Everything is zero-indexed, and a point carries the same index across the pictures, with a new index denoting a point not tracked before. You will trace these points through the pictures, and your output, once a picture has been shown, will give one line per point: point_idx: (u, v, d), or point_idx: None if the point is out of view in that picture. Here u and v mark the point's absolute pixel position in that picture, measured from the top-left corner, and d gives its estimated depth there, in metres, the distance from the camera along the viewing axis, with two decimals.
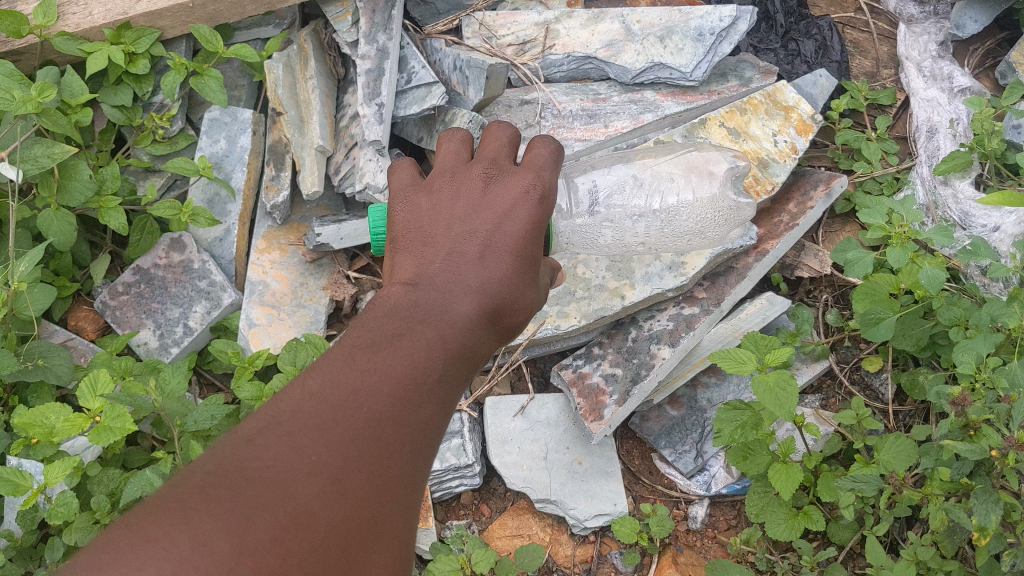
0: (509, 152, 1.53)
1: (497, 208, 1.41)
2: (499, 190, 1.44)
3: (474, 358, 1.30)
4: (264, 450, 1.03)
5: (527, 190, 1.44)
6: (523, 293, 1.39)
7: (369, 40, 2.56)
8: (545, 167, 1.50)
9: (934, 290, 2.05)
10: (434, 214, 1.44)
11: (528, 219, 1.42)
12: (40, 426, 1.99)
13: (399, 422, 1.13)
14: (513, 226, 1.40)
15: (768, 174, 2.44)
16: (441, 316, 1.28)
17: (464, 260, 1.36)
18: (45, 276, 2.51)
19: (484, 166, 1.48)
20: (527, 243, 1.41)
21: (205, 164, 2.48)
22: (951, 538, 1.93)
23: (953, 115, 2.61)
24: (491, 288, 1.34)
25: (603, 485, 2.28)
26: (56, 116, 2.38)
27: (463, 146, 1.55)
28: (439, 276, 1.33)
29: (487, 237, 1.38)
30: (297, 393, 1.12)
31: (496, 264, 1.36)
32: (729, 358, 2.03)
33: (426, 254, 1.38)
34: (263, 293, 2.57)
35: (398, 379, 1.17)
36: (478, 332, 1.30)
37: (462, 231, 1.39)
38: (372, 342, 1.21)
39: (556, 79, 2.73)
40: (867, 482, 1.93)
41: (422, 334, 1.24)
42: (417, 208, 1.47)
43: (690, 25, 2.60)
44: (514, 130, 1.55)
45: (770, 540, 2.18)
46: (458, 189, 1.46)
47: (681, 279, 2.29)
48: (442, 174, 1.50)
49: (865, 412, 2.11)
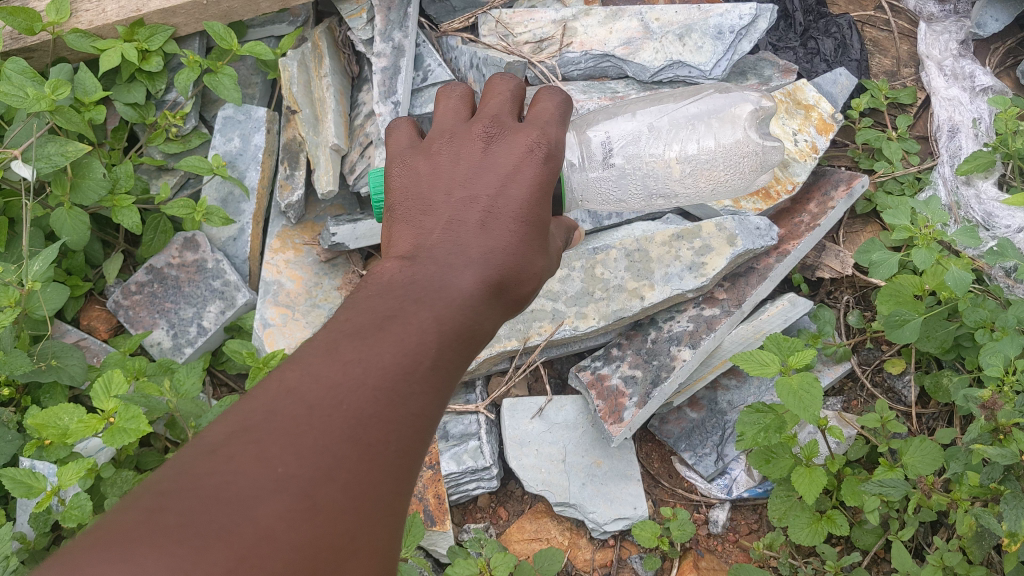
0: (512, 108, 1.45)
1: (500, 171, 1.35)
2: (502, 150, 1.38)
3: (476, 337, 1.20)
4: (226, 464, 0.92)
5: (531, 148, 1.38)
6: (532, 260, 1.33)
7: (385, 38, 2.53)
8: (551, 122, 1.42)
9: (960, 292, 2.01)
10: (434, 181, 1.36)
11: (532, 186, 1.35)
12: (54, 427, 1.95)
13: (386, 418, 1.03)
14: (515, 197, 1.33)
15: (788, 173, 2.43)
16: (440, 291, 1.19)
17: (465, 230, 1.29)
18: (57, 276, 2.49)
19: (484, 125, 1.41)
20: (533, 212, 1.34)
21: (219, 163, 2.44)
22: (980, 544, 1.89)
23: (975, 114, 2.58)
24: (494, 259, 1.27)
25: (623, 489, 2.25)
26: (69, 113, 2.35)
27: (462, 103, 1.48)
28: (438, 250, 1.25)
29: (489, 208, 1.31)
30: (274, 390, 1.01)
31: (501, 232, 1.30)
32: (752, 359, 1.99)
33: (425, 224, 1.31)
34: (277, 293, 2.54)
35: (386, 368, 1.06)
36: (480, 307, 1.22)
37: (463, 201, 1.32)
38: (361, 328, 1.10)
39: (573, 77, 2.70)
40: (895, 487, 1.90)
41: (416, 315, 1.14)
42: (416, 174, 1.39)
43: (709, 23, 2.57)
44: (517, 84, 1.48)
45: (793, 545, 2.15)
46: (460, 153, 1.38)
47: (702, 280, 2.25)
48: (442, 134, 1.43)
49: (889, 416, 2.08)
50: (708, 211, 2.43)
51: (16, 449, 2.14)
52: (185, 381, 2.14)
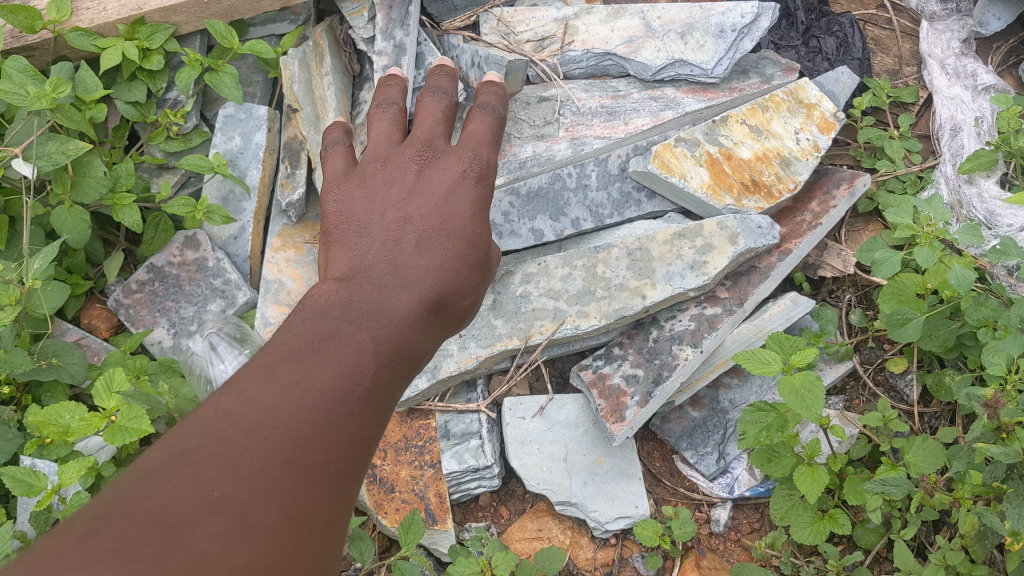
0: (442, 133, 1.66)
1: (435, 190, 1.53)
2: (435, 171, 1.56)
3: (414, 357, 1.31)
4: (163, 487, 0.96)
5: (465, 170, 1.57)
6: (463, 279, 1.47)
7: (386, 36, 2.52)
8: (481, 146, 1.64)
9: (964, 291, 2.00)
10: (369, 204, 1.53)
11: (468, 207, 1.53)
12: (54, 426, 1.96)
13: (323, 441, 1.09)
14: (451, 218, 1.50)
15: (790, 172, 2.41)
16: (379, 312, 1.30)
17: (402, 252, 1.42)
18: (58, 274, 2.48)
19: (417, 150, 1.60)
20: (468, 229, 1.51)
21: (220, 161, 2.44)
22: (981, 542, 1.87)
23: (977, 113, 2.58)
24: (430, 277, 1.41)
25: (624, 487, 2.25)
26: (71, 112, 2.35)
27: (395, 130, 1.69)
28: (374, 273, 1.37)
29: (426, 231, 1.46)
30: (212, 413, 1.07)
31: (438, 252, 1.45)
32: (754, 358, 1.98)
33: (361, 245, 1.46)
34: (278, 292, 2.51)
35: (325, 390, 1.13)
36: (420, 325, 1.34)
37: (398, 222, 1.48)
38: (299, 350, 1.18)
39: (575, 75, 2.71)
40: (897, 485, 1.90)
41: (353, 336, 1.23)
42: (352, 198, 1.57)
43: (711, 21, 2.55)
44: (446, 109, 1.71)
45: (795, 544, 2.15)
46: (396, 175, 1.56)
47: (704, 279, 2.23)
48: (376, 159, 1.61)
49: (891, 415, 2.08)
50: (710, 210, 2.38)
51: (17, 448, 2.13)
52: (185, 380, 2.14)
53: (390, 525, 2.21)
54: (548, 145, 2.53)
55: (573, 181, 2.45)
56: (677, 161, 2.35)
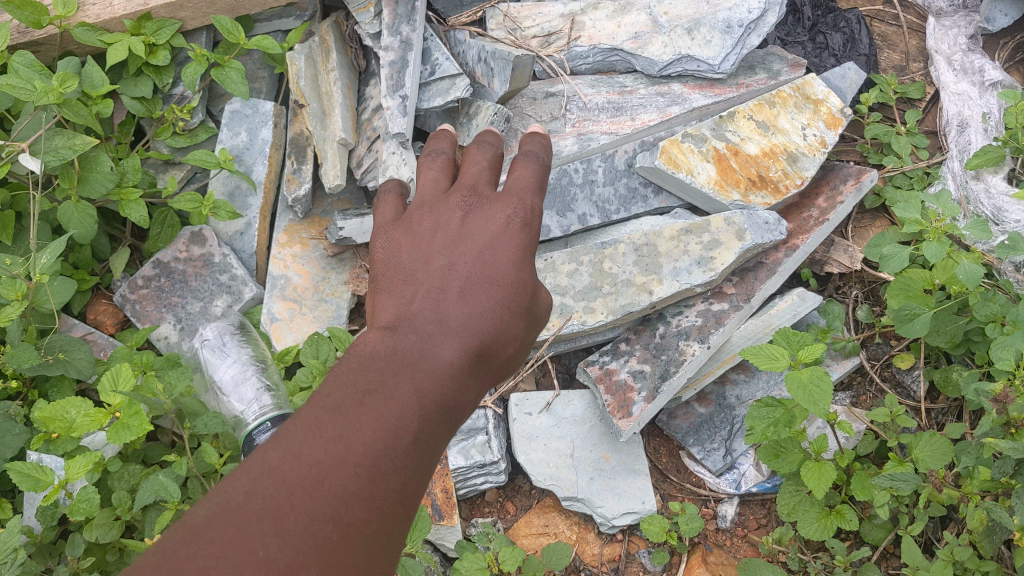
0: (490, 176, 1.31)
1: (480, 238, 1.16)
2: (479, 219, 1.19)
3: (459, 415, 1.02)
4: (205, 547, 0.85)
5: (509, 219, 1.18)
6: (511, 326, 1.10)
7: (392, 32, 2.51)
8: (529, 191, 1.26)
9: (972, 286, 1.99)
10: (413, 252, 1.18)
11: (516, 253, 1.14)
12: (61, 421, 1.95)
13: (373, 497, 0.92)
14: (499, 264, 1.12)
15: (797, 168, 2.41)
16: (419, 363, 1.00)
17: (446, 296, 1.08)
18: (64, 269, 2.48)
19: (463, 195, 1.24)
20: (518, 271, 1.14)
21: (226, 157, 2.43)
22: (990, 537, 1.88)
23: (984, 108, 2.57)
24: (477, 327, 1.05)
25: (631, 483, 2.25)
26: (77, 107, 2.34)
27: (442, 173, 1.33)
28: (419, 316, 1.05)
29: (469, 278, 1.10)
30: (255, 469, 0.91)
31: (483, 298, 1.08)
32: (761, 354, 1.97)
33: (404, 294, 1.11)
34: (285, 287, 2.54)
35: (368, 446, 0.93)
36: (466, 381, 1.03)
37: (439, 280, 1.10)
38: (336, 404, 0.96)
39: (582, 71, 2.72)
40: (905, 481, 1.90)
41: (393, 391, 0.97)
42: (395, 245, 1.23)
43: (718, 17, 2.54)
44: (495, 152, 1.34)
45: (802, 539, 2.15)
46: (438, 220, 1.21)
47: (710, 274, 2.22)
48: (421, 206, 1.26)
49: (898, 410, 2.08)
50: (717, 206, 2.37)
51: (23, 442, 2.12)
52: (181, 381, 2.09)
53: None
54: (555, 141, 2.54)
55: (580, 176, 2.45)
56: (684, 157, 2.35)
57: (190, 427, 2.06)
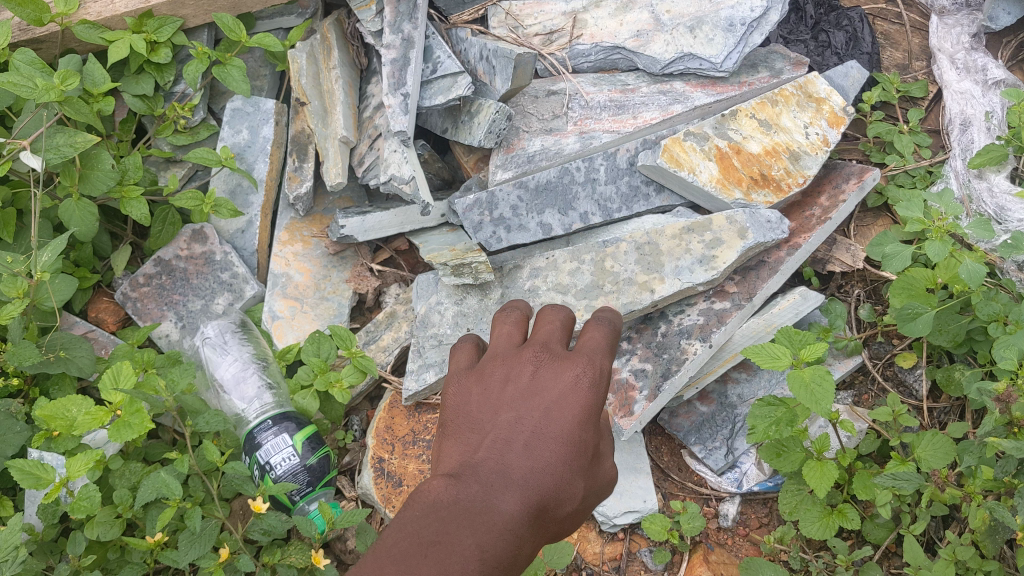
0: (563, 336, 1.37)
1: (550, 396, 1.27)
2: (549, 376, 1.29)
3: (514, 566, 1.18)
4: None
5: (581, 378, 1.28)
6: (571, 487, 1.24)
7: (394, 29, 2.49)
8: (600, 353, 1.34)
9: (974, 285, 1.99)
10: (482, 403, 1.30)
11: (579, 412, 1.26)
12: (63, 419, 1.95)
13: None
14: (563, 420, 1.25)
15: (799, 166, 2.40)
16: (482, 516, 1.17)
17: (510, 449, 1.23)
18: (65, 267, 2.48)
19: (535, 351, 1.33)
20: (579, 426, 1.26)
21: (228, 155, 2.43)
22: (992, 537, 1.87)
23: (987, 107, 2.57)
24: (537, 482, 1.21)
25: (632, 482, 2.24)
26: (78, 104, 2.33)
27: (516, 328, 1.41)
28: (483, 466, 1.22)
29: (530, 438, 1.24)
30: None
31: (545, 454, 1.23)
32: (763, 352, 1.97)
33: (467, 446, 1.26)
34: (286, 285, 2.53)
35: None
36: (523, 534, 1.19)
37: (503, 435, 1.24)
38: (405, 553, 1.12)
39: (584, 69, 2.72)
40: (908, 480, 1.89)
41: (457, 542, 1.14)
42: (464, 394, 1.34)
43: (721, 15, 2.53)
44: (570, 313, 1.40)
45: (804, 538, 2.14)
46: (509, 375, 1.31)
47: (712, 273, 2.22)
48: (493, 357, 1.36)
49: (901, 409, 2.08)
50: (719, 204, 2.37)
51: (24, 440, 2.12)
52: (182, 379, 2.08)
53: None
54: (557, 140, 2.54)
55: (582, 174, 2.44)
56: (686, 156, 2.35)
57: (190, 425, 2.06)
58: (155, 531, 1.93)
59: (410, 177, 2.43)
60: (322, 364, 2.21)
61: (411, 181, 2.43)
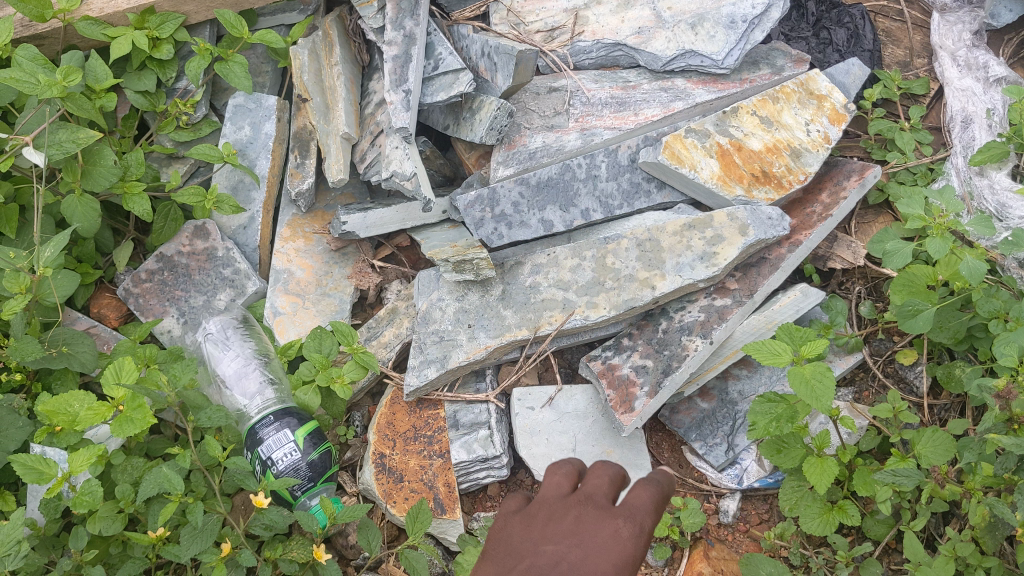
0: (610, 489, 1.34)
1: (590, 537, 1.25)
2: (592, 524, 1.27)
3: None
4: None
5: (622, 529, 1.26)
6: None
7: (396, 26, 2.49)
8: (648, 516, 1.29)
9: (975, 282, 2.00)
10: (525, 536, 1.29)
11: (617, 564, 1.22)
12: (64, 414, 1.95)
13: None
14: (599, 568, 1.21)
15: (801, 163, 2.41)
16: None
17: None
18: (68, 263, 2.49)
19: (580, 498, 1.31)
20: (623, 572, 1.22)
21: (230, 151, 2.43)
22: (992, 534, 1.87)
23: (989, 104, 2.57)
24: None
25: (633, 478, 2.25)
26: (80, 100, 2.34)
27: (566, 477, 1.38)
28: None
29: (572, 567, 1.21)
30: None
31: None
32: (764, 349, 1.98)
33: None
34: (288, 281, 2.54)
35: None
36: None
37: (546, 562, 1.23)
38: None
39: (585, 66, 2.71)
40: (908, 476, 1.90)
41: None
42: (509, 537, 1.30)
43: (722, 12, 2.54)
44: (621, 469, 1.37)
45: (804, 534, 2.15)
46: (552, 519, 1.30)
47: (713, 270, 2.22)
48: (541, 504, 1.33)
49: (901, 406, 2.07)
50: (720, 201, 2.37)
51: (27, 435, 2.12)
52: (184, 374, 2.08)
53: (399, 514, 2.21)
54: (558, 136, 2.53)
55: (583, 171, 2.45)
56: (687, 152, 2.35)
57: (192, 420, 2.07)
58: (157, 526, 1.94)
59: (411, 173, 2.42)
60: (324, 360, 2.20)
61: (412, 177, 2.43)
